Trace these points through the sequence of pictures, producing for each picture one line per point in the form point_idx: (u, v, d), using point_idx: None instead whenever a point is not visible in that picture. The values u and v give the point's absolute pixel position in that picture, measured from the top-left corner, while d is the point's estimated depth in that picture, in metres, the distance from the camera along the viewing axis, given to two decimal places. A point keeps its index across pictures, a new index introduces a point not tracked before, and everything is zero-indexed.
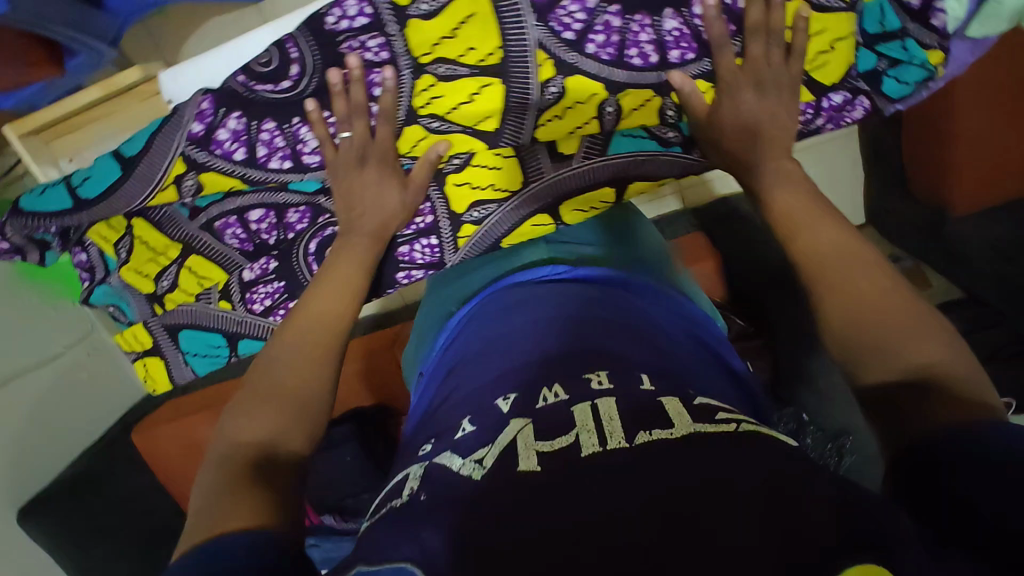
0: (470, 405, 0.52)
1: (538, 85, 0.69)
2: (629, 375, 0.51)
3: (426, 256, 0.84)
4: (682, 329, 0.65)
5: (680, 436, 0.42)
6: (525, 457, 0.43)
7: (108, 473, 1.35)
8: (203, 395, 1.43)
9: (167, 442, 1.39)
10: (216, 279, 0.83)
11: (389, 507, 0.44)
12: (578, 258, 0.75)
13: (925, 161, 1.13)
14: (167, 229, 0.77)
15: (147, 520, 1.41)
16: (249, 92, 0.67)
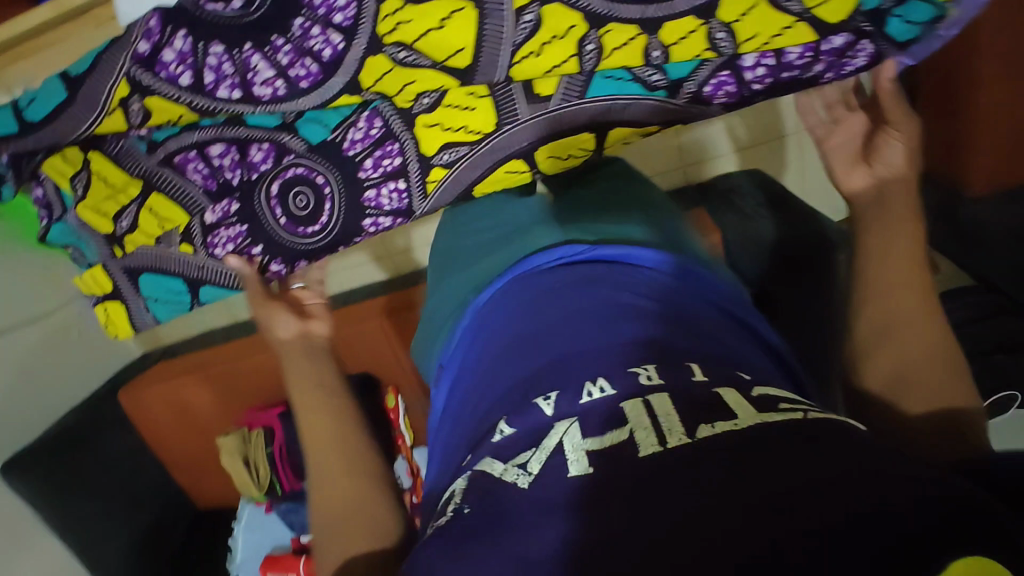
0: (507, 407, 0.54)
1: (512, 12, 0.54)
2: (678, 367, 0.50)
3: (394, 203, 0.67)
4: (713, 311, 0.63)
5: (746, 428, 0.43)
6: (574, 460, 0.44)
7: (95, 432, 1.35)
8: (189, 359, 1.41)
9: (153, 403, 1.38)
10: (177, 221, 0.67)
11: (437, 525, 0.48)
12: (599, 237, 0.71)
13: (945, 138, 1.08)
14: (124, 163, 0.63)
15: (132, 480, 1.41)
16: (199, 9, 0.54)
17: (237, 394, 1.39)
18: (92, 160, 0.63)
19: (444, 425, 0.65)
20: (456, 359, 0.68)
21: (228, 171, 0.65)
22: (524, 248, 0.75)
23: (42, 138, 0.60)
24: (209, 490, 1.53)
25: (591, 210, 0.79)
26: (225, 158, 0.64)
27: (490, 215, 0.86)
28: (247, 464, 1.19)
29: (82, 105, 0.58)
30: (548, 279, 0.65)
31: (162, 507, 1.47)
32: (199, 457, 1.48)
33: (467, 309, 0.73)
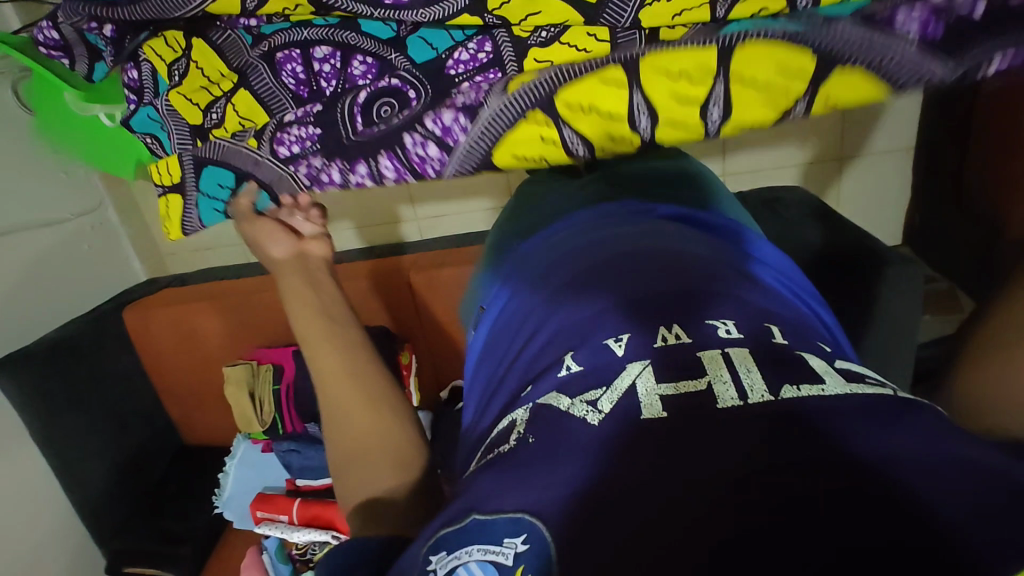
0: (571, 341, 0.49)
1: None
2: (757, 327, 0.45)
3: (468, 98, 0.56)
4: (771, 272, 0.61)
5: (835, 393, 0.38)
6: (647, 403, 0.39)
7: (93, 346, 1.31)
8: (204, 288, 1.38)
9: (160, 326, 1.36)
10: (256, 120, 0.62)
11: (497, 452, 0.42)
12: (653, 208, 0.71)
13: (994, 177, 1.09)
14: (225, 53, 0.60)
15: (124, 402, 1.37)
16: None
17: (245, 329, 1.35)
18: (193, 46, 0.60)
19: (482, 370, 0.62)
20: (502, 305, 0.65)
21: (324, 79, 0.60)
22: (576, 212, 0.74)
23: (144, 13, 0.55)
24: (202, 427, 1.49)
25: (631, 187, 0.79)
26: (325, 65, 0.59)
27: (534, 199, 0.86)
28: (251, 398, 1.15)
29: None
30: (596, 233, 0.65)
31: (148, 436, 1.43)
32: (196, 390, 1.44)
33: (512, 264, 0.72)
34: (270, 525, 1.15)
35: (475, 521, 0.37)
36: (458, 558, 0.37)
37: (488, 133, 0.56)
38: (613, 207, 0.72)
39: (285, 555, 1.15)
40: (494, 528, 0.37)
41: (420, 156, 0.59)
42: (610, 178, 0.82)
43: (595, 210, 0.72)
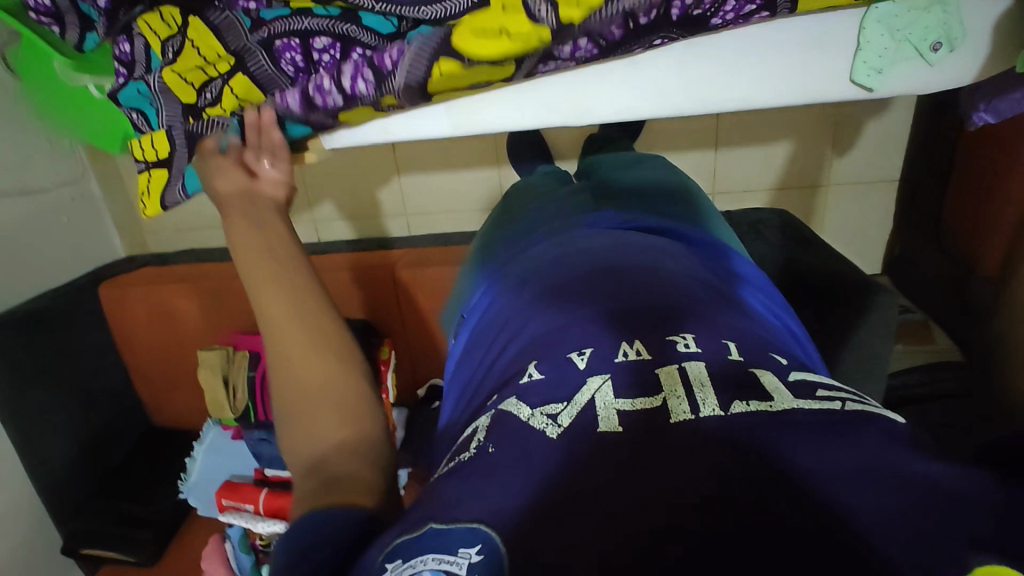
0: (539, 351, 0.49)
1: None
2: (714, 344, 0.45)
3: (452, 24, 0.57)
4: (745, 288, 0.62)
5: (783, 410, 0.37)
6: (605, 417, 0.39)
7: (65, 319, 1.28)
8: (183, 270, 1.36)
9: (135, 303, 1.34)
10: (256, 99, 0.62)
11: (457, 461, 0.42)
12: (637, 220, 0.72)
13: (967, 215, 1.12)
14: (223, 36, 0.59)
15: (92, 378, 1.35)
16: None
17: (222, 313, 1.33)
18: (188, 24, 0.59)
19: (459, 373, 0.62)
20: (483, 312, 0.66)
21: (324, 69, 0.59)
22: (563, 220, 0.75)
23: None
24: (171, 410, 1.47)
25: (614, 198, 0.80)
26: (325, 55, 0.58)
27: (523, 204, 0.87)
28: (225, 383, 1.14)
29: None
30: (575, 243, 0.66)
31: (115, 415, 1.40)
32: (168, 372, 1.42)
33: (495, 269, 0.73)
34: (234, 514, 1.13)
35: (433, 530, 0.36)
36: (413, 567, 0.35)
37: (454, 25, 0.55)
38: (598, 217, 0.72)
39: (248, 545, 1.13)
40: (449, 537, 0.35)
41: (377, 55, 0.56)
42: (599, 190, 0.83)
43: (581, 219, 0.73)
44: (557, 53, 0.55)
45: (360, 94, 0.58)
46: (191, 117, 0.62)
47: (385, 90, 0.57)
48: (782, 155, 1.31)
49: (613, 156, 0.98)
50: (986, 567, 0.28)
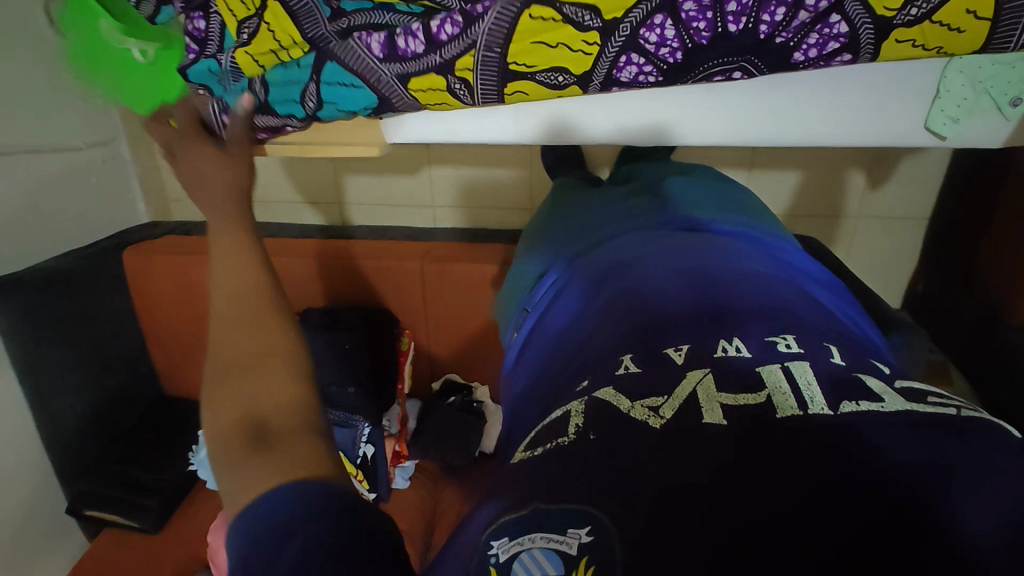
0: (629, 344, 0.48)
1: None
2: (816, 347, 0.43)
3: None
4: (825, 291, 0.58)
5: (897, 412, 0.35)
6: (708, 408, 0.38)
7: (87, 281, 1.28)
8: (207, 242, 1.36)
9: (158, 270, 1.34)
10: (330, 86, 0.61)
11: (553, 444, 0.41)
12: (706, 215, 0.70)
13: (1003, 265, 1.11)
14: (301, 21, 0.58)
15: (109, 342, 1.34)
16: None
17: None
18: (266, 7, 0.58)
19: (529, 361, 0.61)
20: (552, 305, 0.65)
21: (406, 51, 0.57)
22: (626, 214, 0.74)
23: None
24: (184, 380, 1.48)
25: (674, 193, 0.77)
26: (407, 39, 0.56)
27: (577, 199, 0.86)
28: None
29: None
30: (643, 242, 0.64)
31: (128, 379, 1.40)
32: (184, 342, 1.41)
33: (558, 263, 0.72)
34: None
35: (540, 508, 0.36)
36: (521, 544, 0.36)
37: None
38: (666, 211, 0.71)
39: None
40: (558, 517, 0.35)
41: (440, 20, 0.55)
42: (657, 184, 0.82)
43: (646, 214, 0.71)
44: (645, 46, 0.53)
45: (443, 40, 0.56)
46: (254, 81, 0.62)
47: (468, 41, 0.55)
48: (815, 183, 1.31)
49: (662, 162, 0.97)
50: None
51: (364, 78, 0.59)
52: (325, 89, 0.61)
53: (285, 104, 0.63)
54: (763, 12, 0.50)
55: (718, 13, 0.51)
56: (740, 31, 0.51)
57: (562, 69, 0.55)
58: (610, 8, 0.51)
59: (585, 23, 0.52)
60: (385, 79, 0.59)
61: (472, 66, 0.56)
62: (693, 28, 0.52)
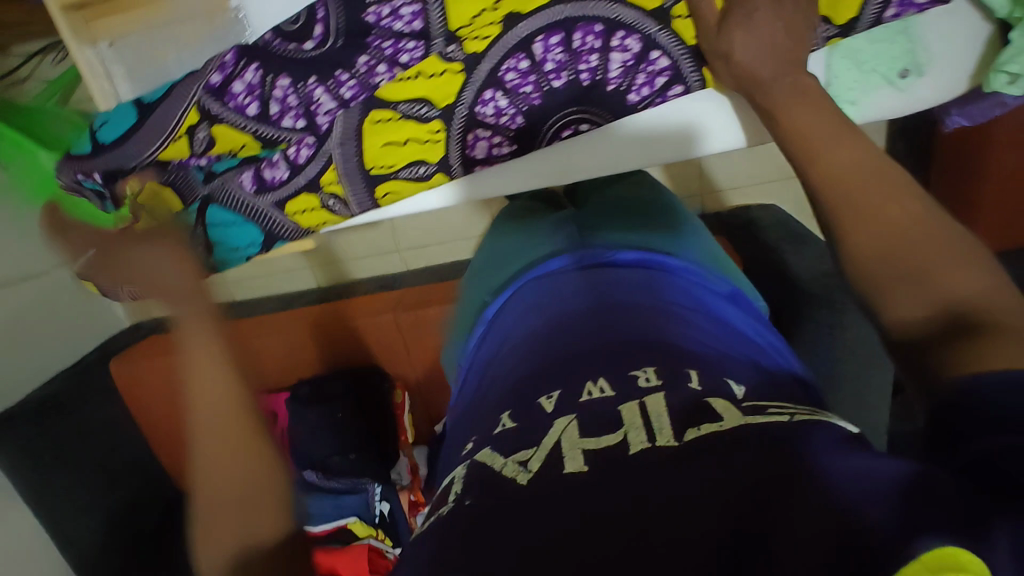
0: (512, 400, 0.48)
1: (625, 5, 0.52)
2: (672, 374, 0.44)
3: (352, 96, 0.55)
4: (722, 312, 0.60)
5: (731, 428, 0.37)
6: (570, 457, 0.38)
7: (79, 401, 1.29)
8: (186, 336, 1.35)
9: (145, 378, 1.33)
10: (219, 244, 0.64)
11: (434, 515, 0.39)
12: (612, 242, 0.70)
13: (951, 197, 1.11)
14: (182, 193, 0.61)
15: (113, 455, 1.35)
16: (264, 42, 0.53)
17: None
18: (145, 190, 0.61)
19: (452, 419, 0.61)
20: (475, 359, 0.64)
21: (276, 180, 0.59)
22: (537, 252, 0.74)
23: (106, 160, 0.60)
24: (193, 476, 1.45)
25: (606, 220, 0.77)
26: (274, 172, 0.59)
27: (505, 230, 0.86)
28: None
29: (149, 131, 0.57)
30: (564, 277, 0.64)
31: (138, 485, 1.39)
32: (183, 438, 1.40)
33: (481, 313, 0.72)
34: None
35: None
36: None
37: (362, 106, 0.56)
38: (572, 244, 0.71)
39: None
40: None
41: (294, 152, 0.58)
42: (576, 210, 0.82)
43: (554, 251, 0.71)
44: (485, 120, 0.57)
45: (303, 162, 0.58)
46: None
47: (326, 156, 0.58)
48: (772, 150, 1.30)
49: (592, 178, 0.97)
50: (940, 549, 0.27)
51: (254, 212, 0.61)
52: (214, 232, 0.63)
53: None
54: (579, 64, 0.55)
55: (540, 74, 0.55)
56: (565, 85, 0.56)
57: (421, 161, 0.59)
58: (440, 98, 0.56)
59: (424, 115, 0.57)
60: (272, 214, 0.62)
61: (337, 180, 0.60)
62: (522, 93, 0.56)
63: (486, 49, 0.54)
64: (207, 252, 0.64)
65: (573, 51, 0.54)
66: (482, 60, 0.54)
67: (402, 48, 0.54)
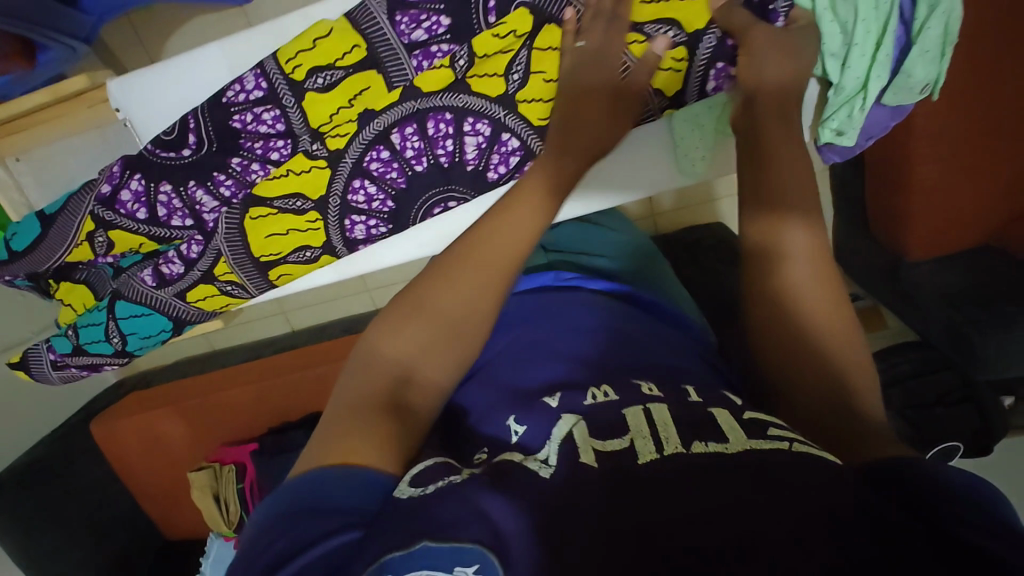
0: (513, 405, 0.47)
1: (470, 94, 0.57)
2: (673, 389, 0.46)
3: (232, 193, 0.60)
4: (683, 338, 0.60)
5: (738, 450, 0.37)
6: (583, 450, 0.39)
7: (65, 462, 1.34)
8: (165, 391, 1.41)
9: (126, 435, 1.38)
10: (131, 331, 0.68)
11: (445, 484, 0.37)
12: (586, 266, 0.69)
13: (881, 206, 1.07)
14: (95, 288, 0.67)
15: (100, 511, 1.39)
16: (149, 156, 0.58)
17: (212, 428, 1.38)
18: (62, 288, 0.67)
19: None
20: None
21: (173, 274, 0.64)
22: None
23: (22, 267, 0.64)
24: (178, 525, 1.50)
25: (571, 241, 0.75)
26: (170, 267, 0.64)
27: None
28: (216, 499, 1.23)
29: (53, 239, 0.62)
30: (535, 297, 0.62)
31: (125, 540, 1.44)
32: (168, 488, 1.46)
33: None
34: None
35: None
36: None
37: (242, 202, 0.60)
38: (542, 264, 0.69)
39: None
40: None
41: (185, 248, 0.62)
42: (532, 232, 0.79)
43: (526, 268, 0.68)
44: (359, 207, 0.61)
45: (195, 257, 0.63)
46: (69, 327, 0.69)
47: (214, 251, 0.62)
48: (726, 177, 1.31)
49: None
50: None
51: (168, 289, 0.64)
52: (124, 323, 0.67)
53: (92, 345, 0.69)
54: (437, 149, 0.59)
55: (402, 161, 0.59)
56: (426, 169, 0.60)
57: (305, 246, 0.63)
58: (313, 190, 0.60)
59: (300, 208, 0.61)
60: (174, 302, 0.66)
61: (229, 270, 0.64)
62: (388, 179, 0.60)
63: (348, 144, 0.58)
64: (121, 338, 0.68)
65: (429, 138, 0.58)
66: (345, 154, 0.58)
67: (271, 147, 0.58)
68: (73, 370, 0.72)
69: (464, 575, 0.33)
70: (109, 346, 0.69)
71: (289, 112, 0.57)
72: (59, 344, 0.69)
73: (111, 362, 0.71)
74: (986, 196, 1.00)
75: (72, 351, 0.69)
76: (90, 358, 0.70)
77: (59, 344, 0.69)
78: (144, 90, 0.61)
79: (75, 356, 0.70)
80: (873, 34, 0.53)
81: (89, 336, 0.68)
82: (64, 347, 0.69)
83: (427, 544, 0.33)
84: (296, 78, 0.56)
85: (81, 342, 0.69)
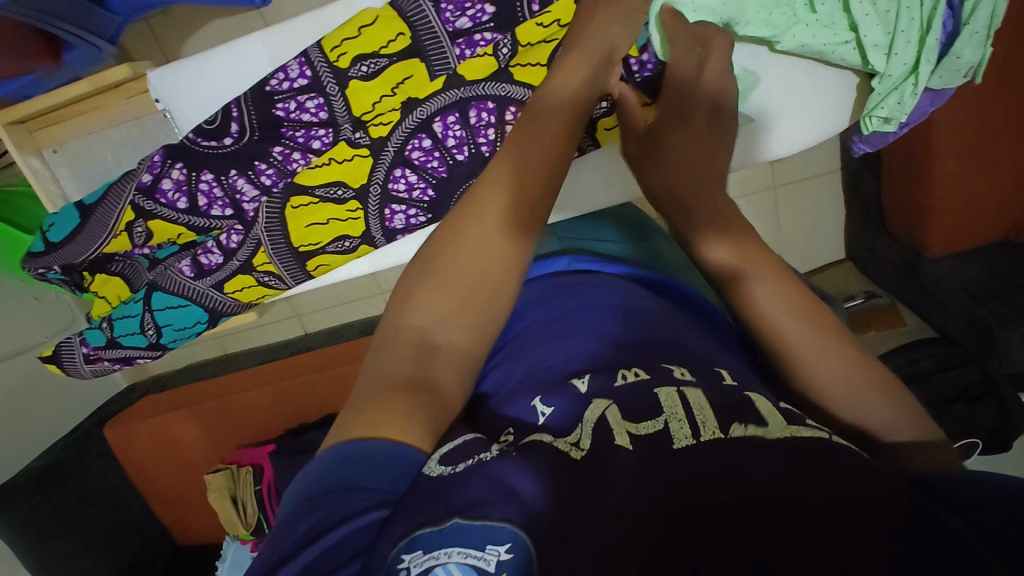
0: (540, 385, 0.46)
1: (513, 85, 0.57)
2: (707, 371, 0.46)
3: (273, 181, 0.60)
4: (709, 322, 0.59)
5: (778, 436, 0.37)
6: (617, 433, 0.38)
7: (80, 465, 1.33)
8: (181, 394, 1.40)
9: (140, 438, 1.36)
10: (167, 322, 0.68)
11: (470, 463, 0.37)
12: (601, 251, 0.67)
13: (899, 203, 1.07)
14: (130, 279, 0.66)
15: (114, 515, 1.38)
16: (189, 144, 0.58)
17: (227, 431, 1.38)
18: (97, 280, 0.67)
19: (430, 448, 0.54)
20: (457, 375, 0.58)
21: (211, 264, 0.64)
22: None
23: (58, 258, 0.64)
24: (192, 530, 1.48)
25: (581, 224, 0.73)
26: (209, 257, 0.64)
27: None
28: (234, 501, 1.22)
29: (90, 229, 0.62)
30: (551, 283, 0.60)
31: (139, 545, 1.42)
32: (182, 493, 1.45)
33: None
34: None
35: None
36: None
37: (283, 191, 0.60)
38: (555, 249, 0.67)
39: None
40: None
41: (224, 238, 0.62)
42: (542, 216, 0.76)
43: (538, 254, 0.66)
44: (399, 196, 0.62)
45: (235, 247, 0.63)
46: (102, 320, 0.69)
47: (254, 241, 0.63)
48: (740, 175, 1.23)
49: None
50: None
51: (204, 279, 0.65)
52: (160, 315, 0.67)
53: (127, 338, 0.69)
54: (477, 138, 0.58)
55: (443, 150, 0.59)
56: (468, 158, 0.59)
57: (346, 235, 0.64)
58: (354, 178, 0.60)
59: (341, 196, 0.61)
60: (209, 293, 0.66)
61: (268, 260, 0.64)
62: (429, 168, 0.60)
63: (390, 133, 0.58)
64: (157, 330, 0.68)
65: (470, 126, 0.58)
66: (387, 143, 0.58)
67: (313, 136, 0.58)
68: (105, 363, 0.72)
69: (495, 554, 0.32)
70: (144, 337, 0.69)
71: (333, 99, 0.57)
72: (95, 337, 0.69)
73: (145, 354, 0.71)
74: (1004, 191, 1.01)
75: (105, 344, 0.69)
76: (125, 350, 0.70)
77: (94, 337, 0.69)
78: (180, 82, 0.61)
79: (110, 348, 0.70)
80: (918, 20, 0.54)
81: (126, 328, 0.68)
82: (99, 339, 0.69)
83: (457, 521, 0.33)
84: (341, 66, 0.56)
85: (117, 334, 0.69)
